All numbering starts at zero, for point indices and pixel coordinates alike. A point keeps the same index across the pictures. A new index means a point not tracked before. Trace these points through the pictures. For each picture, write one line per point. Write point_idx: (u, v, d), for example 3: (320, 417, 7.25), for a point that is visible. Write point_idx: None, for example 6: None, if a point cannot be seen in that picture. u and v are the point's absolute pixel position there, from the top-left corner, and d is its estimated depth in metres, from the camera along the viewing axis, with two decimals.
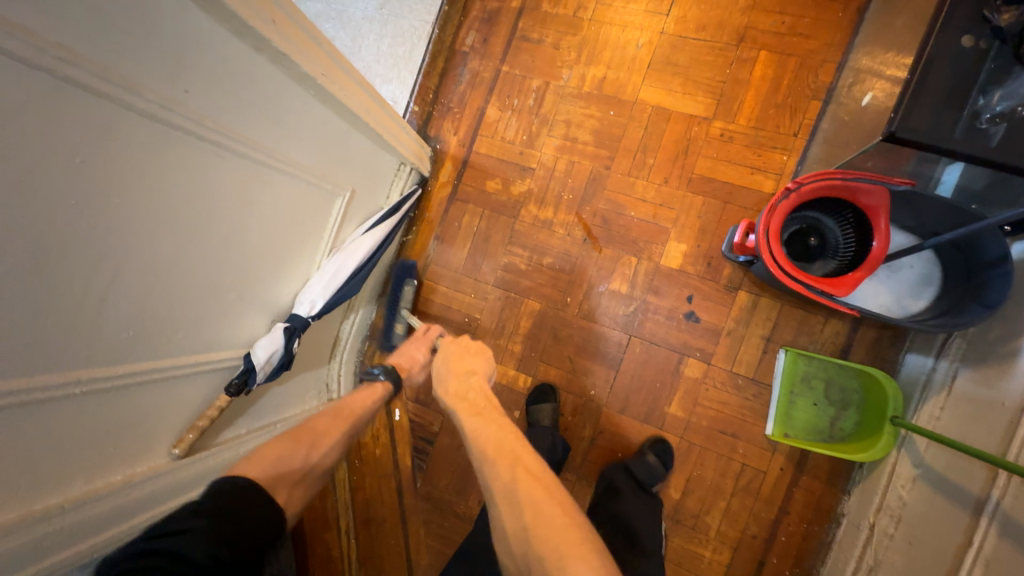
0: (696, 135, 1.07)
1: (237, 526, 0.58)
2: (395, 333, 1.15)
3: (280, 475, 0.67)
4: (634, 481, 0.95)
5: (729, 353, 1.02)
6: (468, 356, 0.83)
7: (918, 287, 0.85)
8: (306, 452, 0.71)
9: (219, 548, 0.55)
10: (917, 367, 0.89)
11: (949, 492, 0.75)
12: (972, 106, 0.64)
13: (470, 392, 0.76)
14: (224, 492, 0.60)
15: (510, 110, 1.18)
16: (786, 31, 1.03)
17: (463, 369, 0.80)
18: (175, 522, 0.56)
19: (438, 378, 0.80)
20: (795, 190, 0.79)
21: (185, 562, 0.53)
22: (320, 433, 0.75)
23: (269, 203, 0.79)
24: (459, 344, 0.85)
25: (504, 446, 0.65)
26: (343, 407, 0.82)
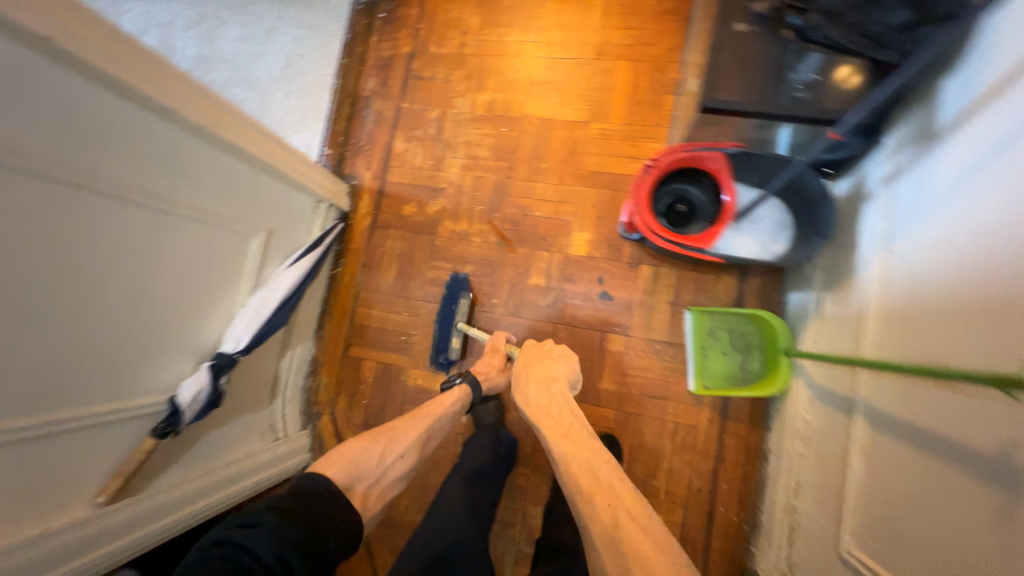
0: (579, 137, 1.20)
1: (304, 530, 0.62)
2: (454, 347, 1.13)
3: (357, 477, 0.76)
4: None
5: (643, 322, 1.11)
6: (547, 363, 0.90)
7: (778, 231, 0.97)
8: (382, 450, 0.81)
9: (284, 549, 0.59)
10: (798, 302, 1.01)
11: (832, 400, 0.84)
12: (791, 80, 0.78)
13: (553, 404, 0.82)
14: (298, 498, 0.66)
15: (415, 140, 1.29)
16: (635, 42, 1.21)
17: (541, 377, 0.87)
18: (256, 515, 0.62)
19: (520, 384, 0.88)
20: (654, 166, 0.91)
21: (255, 557, 0.57)
22: (396, 435, 0.84)
23: (180, 247, 0.83)
24: (540, 350, 0.94)
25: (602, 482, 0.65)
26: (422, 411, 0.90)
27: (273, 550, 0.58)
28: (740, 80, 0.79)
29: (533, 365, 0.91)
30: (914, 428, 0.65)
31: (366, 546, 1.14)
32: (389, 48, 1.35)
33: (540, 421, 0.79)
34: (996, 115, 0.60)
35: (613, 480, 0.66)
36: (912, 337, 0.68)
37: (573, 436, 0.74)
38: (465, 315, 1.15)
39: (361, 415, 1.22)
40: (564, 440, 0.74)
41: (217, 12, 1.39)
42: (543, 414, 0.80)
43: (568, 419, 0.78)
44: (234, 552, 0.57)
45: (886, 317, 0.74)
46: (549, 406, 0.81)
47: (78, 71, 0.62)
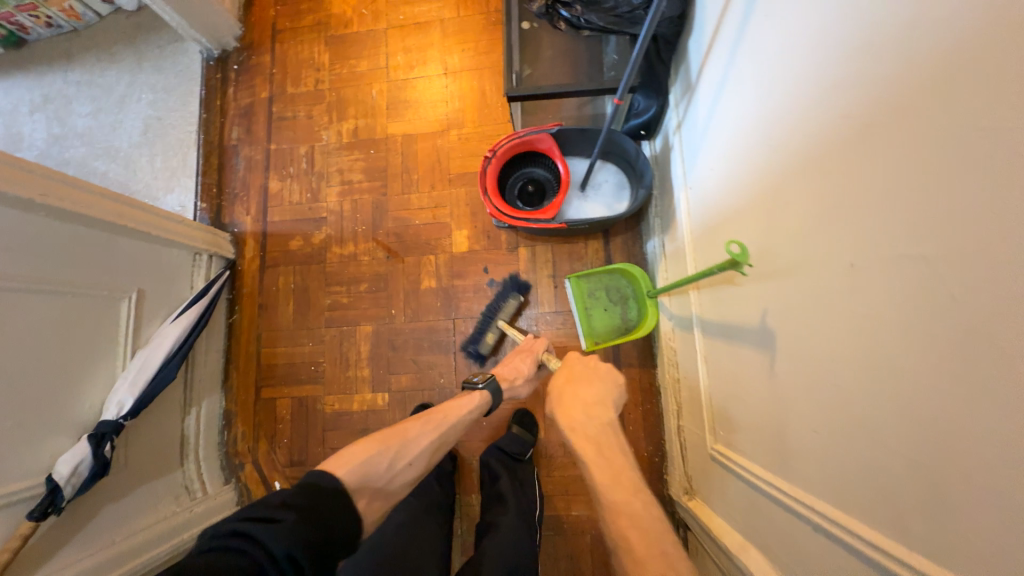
0: (441, 145, 1.30)
1: (315, 527, 0.56)
2: (488, 342, 1.13)
3: (365, 481, 0.69)
4: (506, 455, 1.08)
5: (532, 299, 1.20)
6: (587, 385, 0.84)
7: (619, 192, 1.10)
8: (393, 457, 0.75)
9: (296, 546, 0.52)
10: (652, 250, 1.14)
11: (683, 324, 0.97)
12: (605, 61, 0.95)
13: (603, 438, 0.76)
14: (313, 495, 0.60)
15: (289, 177, 1.33)
16: (473, 53, 1.33)
17: (592, 401, 0.81)
18: (269, 508, 0.55)
19: (559, 406, 0.82)
20: (494, 155, 1.01)
21: (265, 556, 0.50)
22: (410, 444, 0.78)
23: (38, 322, 0.82)
24: (586, 369, 0.87)
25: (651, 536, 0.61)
26: (438, 416, 0.85)
27: (285, 547, 0.51)
28: (552, 68, 0.96)
29: (577, 383, 0.84)
30: (721, 324, 0.78)
31: None
32: (247, 96, 1.39)
33: (586, 452, 0.74)
34: (716, 65, 0.76)
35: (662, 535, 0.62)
36: (709, 251, 0.81)
37: (619, 475, 0.70)
38: (508, 315, 1.15)
39: (284, 454, 1.21)
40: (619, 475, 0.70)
41: (62, 90, 1.37)
42: (594, 449, 0.74)
43: (620, 457, 0.74)
44: (238, 546, 0.50)
45: (695, 241, 0.88)
46: (600, 439, 0.76)
47: None
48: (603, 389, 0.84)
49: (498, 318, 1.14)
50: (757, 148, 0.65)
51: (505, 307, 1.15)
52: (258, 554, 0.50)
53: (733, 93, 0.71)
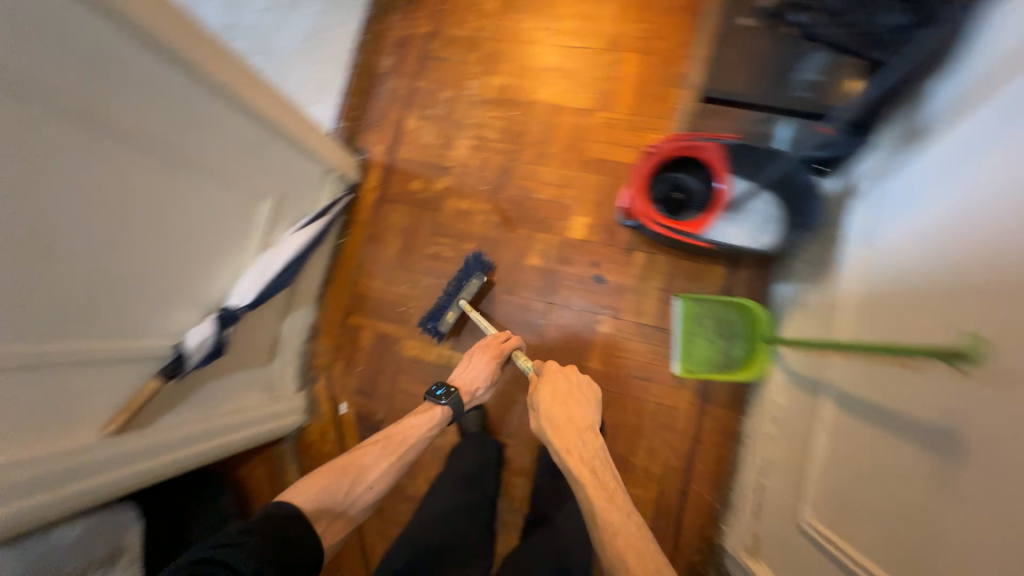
0: (585, 125, 1.24)
1: (278, 545, 0.67)
2: (447, 319, 1.14)
3: (324, 509, 0.77)
4: None
5: (634, 306, 1.15)
6: (574, 404, 0.90)
7: (765, 224, 1.01)
8: (352, 483, 0.82)
9: (265, 562, 0.64)
10: (782, 295, 1.05)
11: (806, 386, 0.88)
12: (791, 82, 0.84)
13: (594, 459, 0.84)
14: (272, 519, 0.70)
15: (427, 119, 1.33)
16: (647, 36, 1.25)
17: (583, 425, 0.88)
18: (228, 536, 0.64)
19: (550, 428, 0.88)
20: (652, 153, 0.96)
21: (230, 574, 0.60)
22: (365, 467, 0.85)
23: (197, 199, 0.86)
24: (567, 388, 0.92)
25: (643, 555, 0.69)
26: (396, 435, 0.91)
27: (255, 565, 0.62)
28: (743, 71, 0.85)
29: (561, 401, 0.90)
30: (873, 406, 0.70)
31: None
32: (407, 27, 1.39)
33: (577, 473, 0.81)
34: (971, 117, 0.64)
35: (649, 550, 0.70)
36: (882, 324, 0.73)
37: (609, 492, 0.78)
38: (468, 295, 1.16)
39: (356, 380, 1.26)
40: (605, 498, 0.77)
41: None
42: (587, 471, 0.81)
43: (610, 480, 0.81)
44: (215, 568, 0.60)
45: (863, 306, 0.78)
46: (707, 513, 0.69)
47: (136, 35, 0.65)
48: (588, 411, 0.90)
49: (459, 298, 1.14)
50: (1007, 218, 0.53)
51: (468, 286, 1.16)
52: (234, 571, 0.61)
53: (994, 145, 0.59)
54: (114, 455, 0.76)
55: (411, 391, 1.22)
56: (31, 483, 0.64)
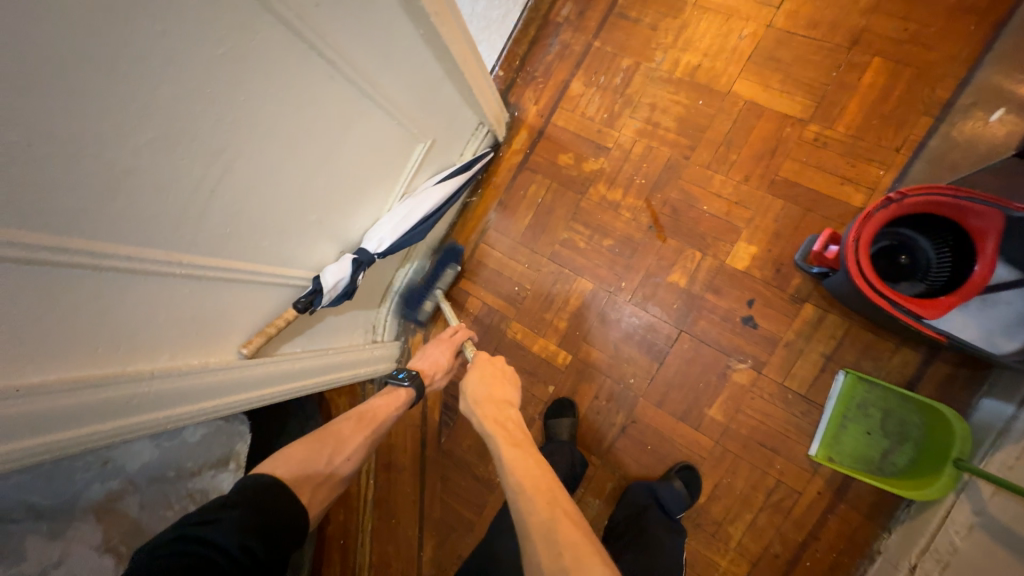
0: (787, 136, 1.02)
1: (265, 517, 0.59)
2: (426, 308, 1.18)
3: (307, 477, 0.68)
4: (659, 506, 0.94)
5: (783, 365, 0.98)
6: (502, 382, 0.87)
7: (1015, 326, 0.78)
8: (330, 454, 0.72)
9: (249, 537, 0.56)
10: (994, 413, 0.83)
11: (1012, 543, 0.69)
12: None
13: (507, 420, 0.80)
14: (255, 488, 0.62)
15: (595, 86, 1.17)
16: (908, 40, 0.97)
17: (498, 396, 0.85)
18: (208, 510, 0.57)
19: (473, 396, 0.85)
20: (896, 202, 0.75)
21: (218, 551, 0.54)
22: (345, 437, 0.76)
23: (365, 131, 0.81)
24: (495, 368, 0.88)
25: (541, 485, 0.67)
26: (367, 411, 0.82)
27: (236, 540, 0.55)
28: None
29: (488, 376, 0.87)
30: None
31: (423, 462, 1.21)
32: None
33: (492, 434, 0.77)
34: None
35: (555, 487, 0.67)
36: None
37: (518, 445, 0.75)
38: (445, 284, 1.21)
39: None
40: (515, 451, 0.73)
41: None
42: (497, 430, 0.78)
43: (520, 437, 0.77)
44: (193, 550, 0.52)
45: None
46: None
47: None
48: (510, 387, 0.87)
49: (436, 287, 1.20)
50: None
51: (443, 277, 1.20)
52: (212, 553, 0.53)
53: None
54: (254, 378, 0.76)
55: None
56: (182, 393, 0.65)
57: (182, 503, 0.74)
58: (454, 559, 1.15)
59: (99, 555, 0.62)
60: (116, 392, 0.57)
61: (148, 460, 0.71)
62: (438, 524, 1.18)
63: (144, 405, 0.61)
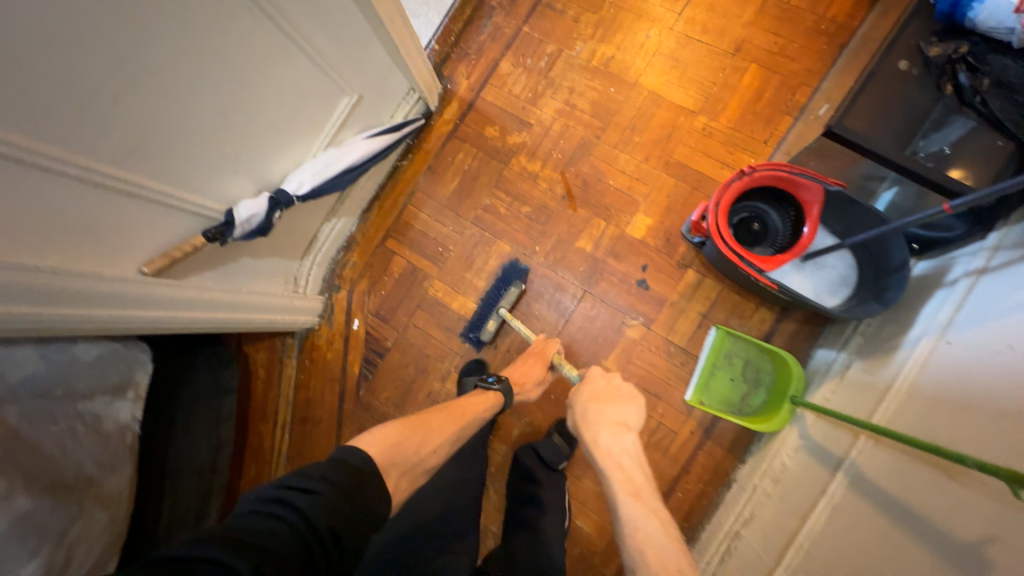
0: (681, 125, 1.17)
1: (354, 501, 0.56)
2: (488, 329, 1.15)
3: (393, 462, 0.67)
4: (539, 458, 1.04)
5: (668, 321, 1.12)
6: (617, 403, 0.81)
7: (837, 285, 0.96)
8: (419, 443, 0.73)
9: (335, 521, 0.53)
10: (823, 359, 1.00)
11: (819, 455, 0.86)
12: (913, 145, 0.78)
13: (622, 456, 0.74)
14: (353, 472, 0.59)
15: (522, 67, 1.27)
16: (776, 51, 1.16)
17: (616, 421, 0.79)
18: (307, 478, 0.55)
19: (584, 421, 0.80)
20: (748, 173, 0.89)
21: (301, 526, 0.51)
22: (433, 428, 0.77)
23: (287, 73, 0.84)
24: (608, 386, 0.84)
25: (668, 561, 0.60)
26: (456, 409, 0.84)
27: (325, 523, 0.52)
28: (871, 117, 0.78)
29: (604, 398, 0.82)
30: (897, 503, 0.67)
31: (340, 416, 1.23)
32: None
33: (610, 474, 0.72)
34: None
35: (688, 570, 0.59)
36: (929, 420, 0.69)
37: (641, 496, 0.69)
38: (509, 303, 1.16)
39: (375, 302, 1.26)
40: (637, 505, 0.67)
41: None
42: (613, 467, 0.73)
43: (641, 480, 0.71)
44: (281, 516, 0.51)
45: (911, 397, 0.74)
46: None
47: None
48: (625, 409, 0.81)
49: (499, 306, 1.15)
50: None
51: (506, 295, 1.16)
52: (299, 527, 0.50)
53: None
54: (151, 297, 0.78)
55: (424, 329, 1.23)
56: (68, 297, 0.66)
57: (69, 421, 0.73)
58: None
59: None
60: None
61: (34, 371, 0.70)
62: None
63: (26, 301, 0.61)
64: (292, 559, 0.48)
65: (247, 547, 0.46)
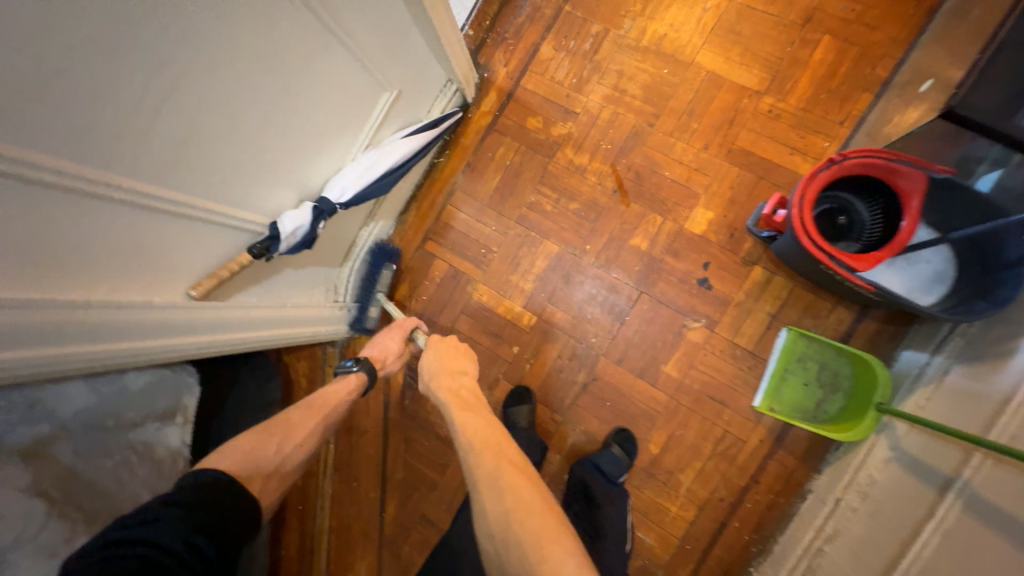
0: (745, 108, 1.07)
1: (210, 514, 0.58)
2: (370, 315, 1.18)
3: (255, 470, 0.67)
4: (602, 474, 0.98)
5: (733, 323, 1.04)
6: (461, 356, 0.88)
7: (931, 282, 0.87)
8: (280, 443, 0.72)
9: (195, 536, 0.54)
10: (911, 362, 0.92)
11: (919, 471, 0.79)
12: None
13: (460, 389, 0.82)
14: (198, 492, 0.59)
15: (565, 51, 1.17)
16: (854, 21, 1.04)
17: (456, 367, 0.86)
18: (147, 511, 0.55)
19: (428, 372, 0.86)
20: (838, 162, 0.80)
21: (163, 550, 0.52)
22: (295, 425, 0.76)
23: (326, 69, 0.77)
24: (449, 344, 0.90)
25: (489, 439, 0.70)
26: (316, 399, 0.84)
27: (183, 540, 0.53)
28: (1001, 95, 0.67)
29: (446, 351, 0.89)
30: None
31: (385, 425, 1.20)
32: None
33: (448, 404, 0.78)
34: None
35: (502, 440, 0.71)
36: None
37: (471, 409, 0.77)
38: (386, 287, 1.19)
39: (416, 308, 1.21)
40: (467, 415, 0.75)
41: None
42: (454, 399, 0.79)
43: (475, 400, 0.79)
44: (136, 552, 0.50)
45: None
46: None
47: None
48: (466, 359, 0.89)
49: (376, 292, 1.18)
50: None
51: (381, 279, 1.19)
52: (157, 551, 0.51)
53: None
54: (201, 320, 0.73)
55: (469, 335, 1.17)
56: (118, 328, 0.62)
57: (123, 453, 0.71)
58: (416, 517, 1.17)
59: (28, 498, 0.58)
60: (49, 319, 0.54)
61: (84, 405, 0.67)
62: (399, 486, 1.18)
63: (76, 336, 0.57)
64: None
65: None
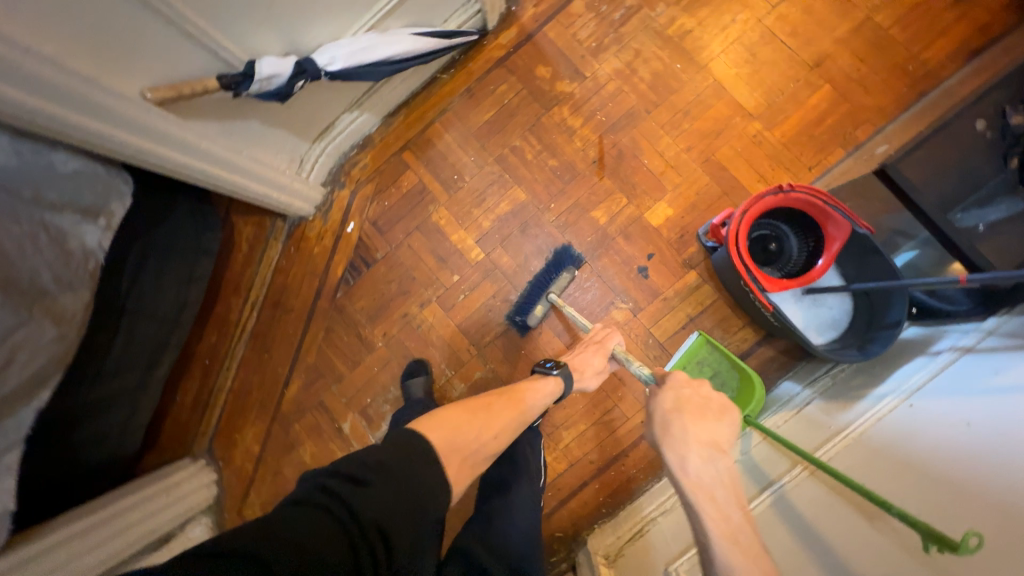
0: (734, 125, 1.12)
1: (405, 498, 0.56)
2: (538, 312, 1.11)
3: (453, 448, 0.64)
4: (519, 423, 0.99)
5: (655, 315, 1.12)
6: (708, 417, 0.65)
7: (827, 326, 0.97)
8: (478, 427, 0.69)
9: (384, 516, 0.53)
10: (787, 390, 1.03)
11: (754, 473, 0.90)
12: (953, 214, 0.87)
13: (713, 483, 0.57)
14: (404, 462, 0.58)
15: (595, 13, 1.18)
16: (855, 78, 1.10)
17: (703, 439, 0.62)
18: (361, 467, 0.56)
19: (666, 431, 0.65)
20: (786, 191, 0.87)
21: (355, 519, 0.52)
22: (495, 412, 0.72)
23: None
24: (697, 396, 0.68)
25: None
26: (511, 393, 0.78)
27: (373, 516, 0.53)
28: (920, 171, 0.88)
29: (688, 406, 0.67)
30: (813, 531, 0.71)
31: (310, 312, 1.22)
32: None
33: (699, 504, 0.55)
34: None
35: None
36: (870, 469, 0.72)
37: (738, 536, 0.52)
38: (559, 288, 1.11)
39: (374, 212, 1.22)
40: (734, 543, 0.51)
41: None
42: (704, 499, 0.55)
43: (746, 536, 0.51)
44: (335, 507, 0.52)
45: (859, 443, 0.77)
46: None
47: None
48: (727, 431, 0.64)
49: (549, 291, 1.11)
50: None
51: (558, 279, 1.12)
52: (348, 518, 0.52)
53: None
54: (142, 121, 0.73)
55: (419, 253, 1.20)
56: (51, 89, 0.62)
57: (32, 227, 0.71)
58: (314, 402, 1.20)
59: None
60: None
61: (4, 163, 0.67)
62: (307, 369, 1.21)
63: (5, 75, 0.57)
64: (337, 547, 0.50)
65: (289, 538, 0.48)
